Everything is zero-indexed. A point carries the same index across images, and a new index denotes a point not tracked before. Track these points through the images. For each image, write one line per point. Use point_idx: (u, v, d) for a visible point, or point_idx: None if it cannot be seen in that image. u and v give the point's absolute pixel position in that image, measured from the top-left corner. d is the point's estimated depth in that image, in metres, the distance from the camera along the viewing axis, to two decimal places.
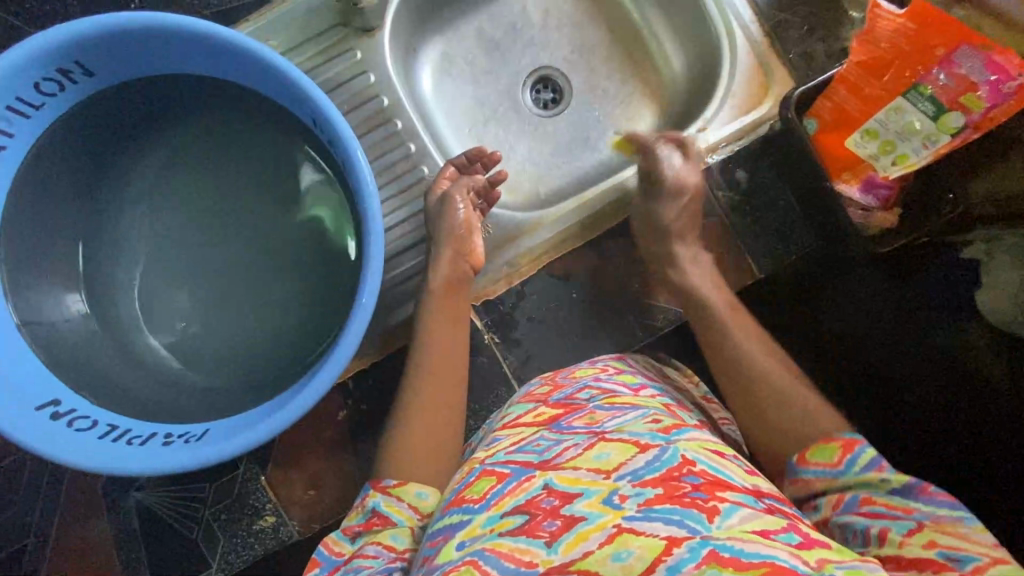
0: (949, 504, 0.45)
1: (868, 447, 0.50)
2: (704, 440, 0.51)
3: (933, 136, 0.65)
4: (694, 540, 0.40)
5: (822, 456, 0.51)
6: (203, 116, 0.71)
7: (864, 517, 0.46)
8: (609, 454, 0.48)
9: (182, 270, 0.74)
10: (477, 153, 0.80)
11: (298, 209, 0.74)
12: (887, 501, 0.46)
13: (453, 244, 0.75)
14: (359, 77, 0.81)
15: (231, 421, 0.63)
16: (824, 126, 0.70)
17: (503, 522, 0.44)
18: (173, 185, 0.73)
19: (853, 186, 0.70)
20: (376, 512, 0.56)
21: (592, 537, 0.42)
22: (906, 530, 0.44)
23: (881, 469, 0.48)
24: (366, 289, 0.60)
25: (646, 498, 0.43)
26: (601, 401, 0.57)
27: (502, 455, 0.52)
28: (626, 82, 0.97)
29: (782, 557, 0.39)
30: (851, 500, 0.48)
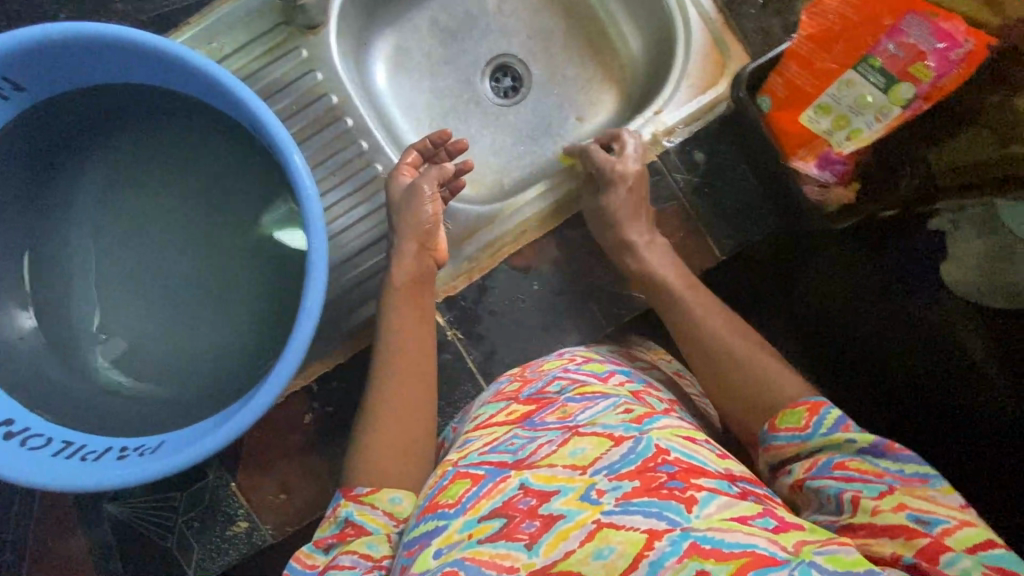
0: (917, 465, 0.44)
1: (834, 407, 0.49)
2: (676, 426, 0.50)
3: (885, 108, 0.64)
4: (675, 532, 0.39)
5: (791, 421, 0.50)
6: (144, 123, 0.71)
7: (836, 482, 0.45)
8: (584, 449, 0.46)
9: (138, 280, 0.73)
10: (440, 136, 0.78)
11: (252, 214, 0.74)
12: (857, 465, 0.45)
13: (418, 237, 0.74)
14: (307, 75, 0.80)
15: (187, 431, 0.62)
16: (778, 103, 0.69)
17: (481, 528, 0.43)
18: (123, 195, 0.73)
19: (810, 163, 0.69)
20: (348, 522, 0.56)
21: (572, 535, 0.41)
22: (876, 493, 0.43)
23: (847, 428, 0.47)
24: (310, 293, 0.59)
25: (623, 491, 0.42)
26: (572, 392, 0.55)
27: (476, 456, 0.50)
28: (587, 67, 0.95)
29: (761, 546, 0.38)
30: (823, 465, 0.46)
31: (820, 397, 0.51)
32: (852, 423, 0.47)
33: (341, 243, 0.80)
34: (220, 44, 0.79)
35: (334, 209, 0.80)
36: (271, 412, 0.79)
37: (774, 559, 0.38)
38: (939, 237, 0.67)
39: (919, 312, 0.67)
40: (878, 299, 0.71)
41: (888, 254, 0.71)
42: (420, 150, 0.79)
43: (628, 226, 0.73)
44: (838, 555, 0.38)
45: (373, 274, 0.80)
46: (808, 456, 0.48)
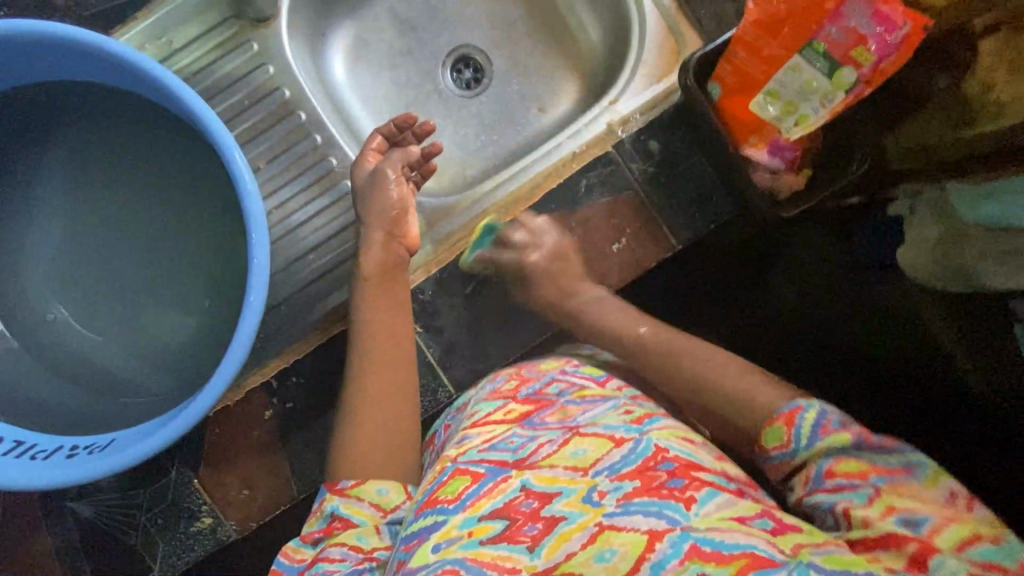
0: (899, 455, 0.43)
1: (807, 411, 0.45)
2: (675, 427, 0.50)
3: (830, 94, 0.64)
4: (675, 533, 0.39)
5: (773, 438, 0.46)
6: (94, 121, 0.72)
7: (828, 495, 0.42)
8: (586, 450, 0.47)
9: (97, 277, 0.74)
10: (404, 120, 0.76)
11: (208, 211, 0.75)
12: (845, 470, 0.43)
13: (384, 226, 0.74)
14: (259, 69, 0.80)
15: (137, 429, 0.63)
16: (727, 90, 0.69)
17: (482, 528, 0.42)
18: (80, 192, 0.73)
19: (761, 150, 0.69)
20: (336, 516, 0.55)
21: (574, 537, 0.41)
22: (865, 500, 0.41)
23: (826, 433, 0.44)
24: (252, 291, 0.61)
25: (624, 491, 0.42)
26: (572, 395, 0.55)
27: (476, 452, 0.49)
28: (548, 57, 0.94)
29: (760, 546, 0.38)
30: (815, 480, 0.43)
31: (792, 401, 0.47)
32: (829, 424, 0.44)
33: (298, 237, 0.80)
34: (171, 39, 0.79)
35: (291, 204, 0.80)
36: (231, 409, 0.79)
37: (772, 561, 0.37)
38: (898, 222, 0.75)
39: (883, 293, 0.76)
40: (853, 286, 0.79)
41: (855, 246, 0.79)
42: (386, 136, 0.77)
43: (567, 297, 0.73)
44: (836, 554, 0.38)
45: (331, 268, 0.80)
46: (800, 471, 0.45)
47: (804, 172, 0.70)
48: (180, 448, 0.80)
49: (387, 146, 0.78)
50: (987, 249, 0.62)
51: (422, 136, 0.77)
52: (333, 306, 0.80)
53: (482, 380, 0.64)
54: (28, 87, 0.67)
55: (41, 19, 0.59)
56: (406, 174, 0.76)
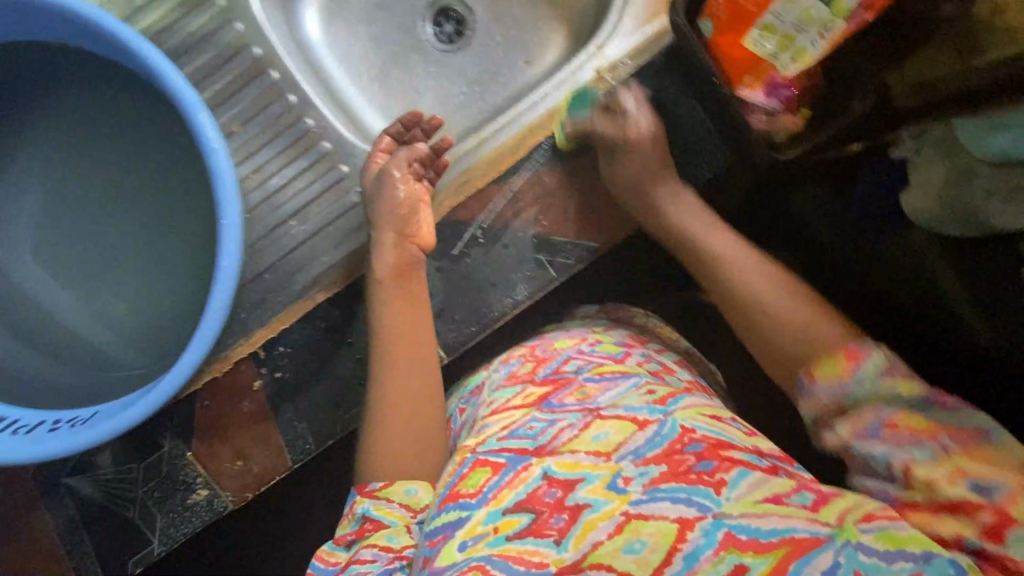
0: (971, 417, 0.44)
1: (873, 357, 0.48)
2: (700, 405, 0.50)
3: (829, 23, 0.59)
4: (707, 522, 0.40)
5: (831, 371, 0.49)
6: (65, 91, 0.71)
7: (887, 445, 0.44)
8: (608, 433, 0.47)
9: (74, 253, 0.72)
10: (412, 118, 0.78)
11: (183, 179, 0.72)
12: (908, 424, 0.44)
13: (395, 227, 0.72)
14: (226, 26, 0.76)
15: (117, 401, 0.62)
16: (720, 26, 0.64)
17: (508, 522, 0.43)
18: (51, 161, 0.72)
19: (756, 90, 0.65)
20: (367, 517, 0.55)
21: (600, 526, 0.42)
22: (930, 457, 0.42)
23: (891, 379, 0.47)
24: (225, 256, 0.61)
25: (650, 477, 0.43)
26: (590, 372, 0.55)
27: (495, 441, 0.49)
28: (533, 5, 0.89)
29: (800, 529, 0.39)
30: (871, 424, 0.45)
31: (861, 345, 0.50)
32: (894, 374, 0.47)
33: (278, 204, 0.78)
34: None
35: (268, 168, 0.77)
36: (218, 380, 0.78)
37: (816, 541, 0.39)
38: (903, 167, 0.68)
39: (879, 240, 0.71)
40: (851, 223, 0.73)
41: (854, 203, 0.73)
42: (394, 136, 0.78)
43: (648, 184, 0.70)
44: (889, 531, 0.39)
45: (314, 234, 0.78)
46: (850, 410, 0.47)
47: (801, 112, 0.66)
48: (173, 421, 0.79)
49: (395, 145, 0.78)
50: (994, 186, 0.59)
51: (429, 133, 0.77)
52: (318, 272, 0.78)
53: (495, 363, 0.63)
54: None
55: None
56: (414, 172, 0.75)
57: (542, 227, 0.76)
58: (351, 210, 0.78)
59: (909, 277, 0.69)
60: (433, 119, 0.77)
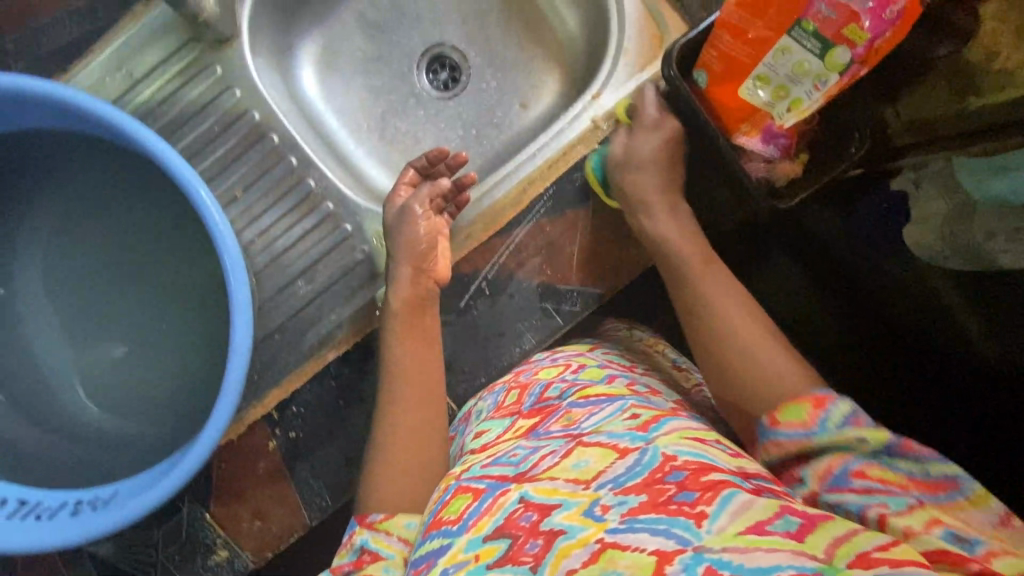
0: (943, 468, 0.42)
1: (840, 401, 0.46)
2: (683, 428, 0.47)
3: (823, 76, 0.59)
4: (687, 555, 0.35)
5: (794, 415, 0.47)
6: (66, 172, 0.71)
7: (857, 496, 0.42)
8: (588, 462, 0.44)
9: (84, 329, 0.73)
10: (438, 153, 0.76)
11: (190, 249, 0.73)
12: (878, 474, 0.42)
13: (413, 260, 0.73)
14: (224, 93, 0.76)
15: (139, 480, 0.62)
16: (714, 78, 0.65)
17: (488, 549, 0.40)
18: (62, 237, 0.73)
19: (753, 138, 0.66)
20: (365, 549, 0.53)
21: (574, 553, 0.38)
22: (904, 507, 0.40)
23: (857, 426, 0.44)
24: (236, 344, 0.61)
25: (630, 506, 0.39)
26: (575, 398, 0.54)
27: (478, 469, 0.49)
28: (525, 48, 0.90)
29: (787, 565, 0.34)
30: (839, 471, 0.43)
31: (826, 390, 0.48)
32: (861, 420, 0.45)
33: (284, 265, 0.78)
34: (130, 71, 0.75)
35: (275, 230, 0.78)
36: (233, 442, 0.79)
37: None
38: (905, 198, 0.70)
39: (884, 265, 0.73)
40: (852, 253, 0.75)
41: (855, 222, 0.74)
42: (419, 169, 0.78)
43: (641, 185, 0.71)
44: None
45: (320, 293, 0.78)
46: (815, 458, 0.45)
47: (800, 158, 0.67)
48: (190, 485, 0.80)
49: (419, 178, 0.79)
50: (995, 226, 0.61)
51: (454, 168, 0.77)
52: (327, 330, 0.78)
53: (484, 392, 0.67)
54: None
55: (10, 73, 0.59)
56: (436, 207, 0.76)
57: (548, 276, 0.77)
58: (357, 267, 0.79)
59: (920, 298, 0.71)
60: (459, 155, 0.76)
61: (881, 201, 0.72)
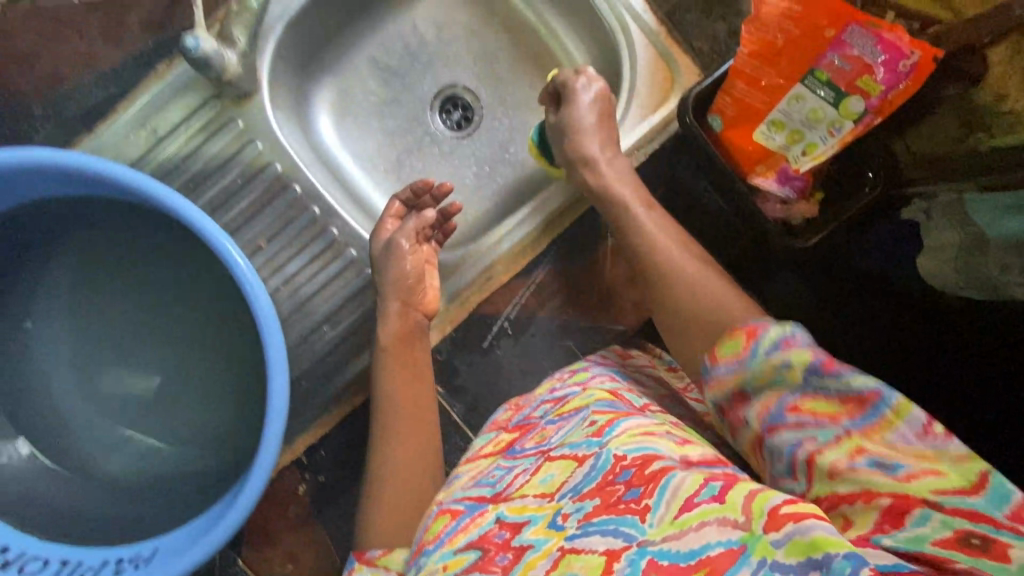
0: (865, 379, 0.37)
1: (771, 328, 0.42)
2: (636, 426, 0.47)
3: (837, 123, 0.61)
4: (632, 551, 0.37)
5: (729, 349, 0.43)
6: (93, 230, 0.73)
7: (791, 434, 0.40)
8: (553, 475, 0.46)
9: (118, 383, 0.74)
10: (423, 185, 0.74)
11: (218, 300, 0.75)
12: (810, 407, 0.39)
13: (400, 296, 0.72)
14: (247, 146, 0.78)
15: (178, 536, 0.63)
16: (728, 122, 0.67)
17: (458, 560, 0.44)
18: (91, 295, 0.74)
19: (769, 179, 0.67)
20: None
21: (540, 564, 0.40)
22: (830, 439, 0.37)
23: (787, 353, 0.40)
24: (272, 409, 0.59)
25: (585, 512, 0.41)
26: (552, 415, 0.56)
27: (461, 491, 0.51)
28: (536, 87, 0.91)
29: (713, 543, 0.35)
30: (773, 408, 0.41)
31: (760, 318, 0.44)
32: (792, 342, 0.41)
33: (310, 312, 0.79)
34: (154, 127, 0.76)
35: (300, 278, 0.79)
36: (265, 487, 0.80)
37: (730, 552, 0.34)
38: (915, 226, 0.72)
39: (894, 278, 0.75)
40: (861, 265, 0.78)
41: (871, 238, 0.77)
42: (404, 200, 0.76)
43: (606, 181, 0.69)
44: (796, 538, 0.32)
45: (346, 338, 0.79)
46: (753, 396, 0.42)
47: (815, 198, 0.69)
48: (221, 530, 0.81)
49: (406, 210, 0.76)
50: (1010, 260, 0.60)
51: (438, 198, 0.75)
52: (354, 375, 0.79)
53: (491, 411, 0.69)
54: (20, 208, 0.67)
55: (24, 145, 0.59)
56: (422, 237, 0.74)
57: (568, 315, 0.80)
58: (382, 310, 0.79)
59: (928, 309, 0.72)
60: (444, 185, 0.73)
61: (895, 223, 0.75)
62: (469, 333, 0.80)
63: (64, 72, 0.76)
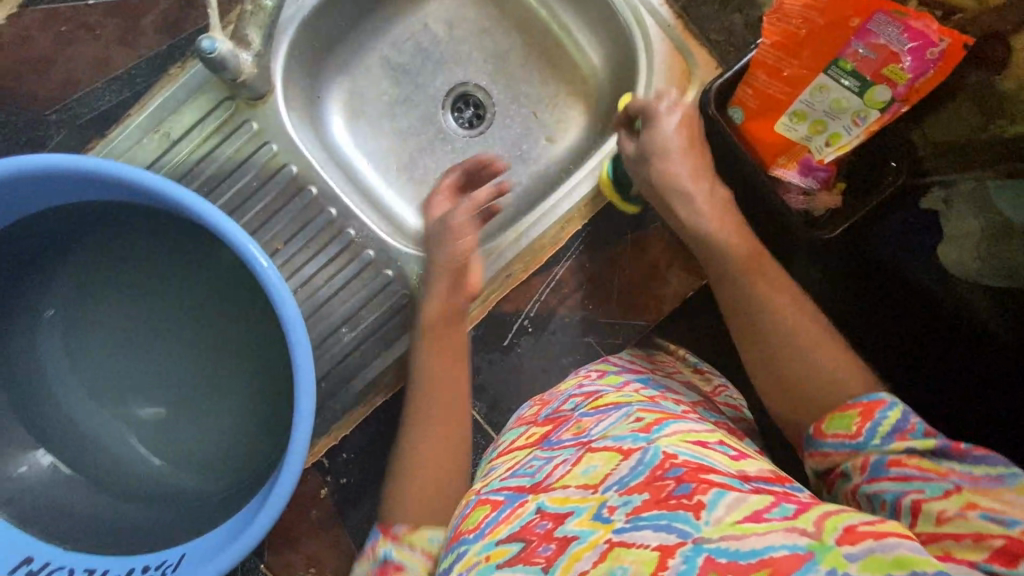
0: (989, 465, 0.37)
1: (890, 408, 0.41)
2: (687, 431, 0.46)
3: (862, 112, 0.61)
4: (688, 547, 0.36)
5: (840, 424, 0.43)
6: (109, 237, 0.72)
7: (894, 484, 0.38)
8: (596, 466, 0.44)
9: (139, 388, 0.74)
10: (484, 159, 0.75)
11: (238, 305, 0.75)
12: (918, 463, 0.38)
13: (451, 273, 0.69)
14: (262, 148, 0.77)
15: (204, 542, 0.63)
16: (750, 114, 0.66)
17: (500, 551, 0.42)
18: (110, 301, 0.74)
19: (791, 170, 0.66)
20: (388, 561, 0.52)
21: (585, 556, 0.39)
22: (940, 493, 0.36)
23: (904, 439, 0.40)
24: (300, 413, 0.58)
25: (633, 506, 0.40)
26: (586, 407, 0.55)
27: (497, 482, 0.50)
28: (549, 84, 0.91)
29: (779, 545, 0.34)
30: (877, 462, 0.40)
31: (875, 393, 0.44)
32: (912, 426, 0.40)
33: (328, 314, 0.78)
34: (168, 130, 0.75)
35: (318, 280, 0.78)
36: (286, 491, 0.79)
37: (797, 557, 0.33)
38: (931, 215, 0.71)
39: (916, 274, 0.72)
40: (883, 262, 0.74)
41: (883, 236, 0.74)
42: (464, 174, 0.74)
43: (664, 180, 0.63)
44: (876, 554, 0.32)
45: (365, 340, 0.78)
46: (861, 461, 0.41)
47: (837, 189, 0.68)
48: None
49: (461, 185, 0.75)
50: None
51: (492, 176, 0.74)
52: (373, 376, 0.79)
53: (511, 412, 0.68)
54: (37, 215, 0.66)
55: (40, 150, 0.58)
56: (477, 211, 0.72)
57: (588, 311, 0.80)
58: (401, 310, 0.78)
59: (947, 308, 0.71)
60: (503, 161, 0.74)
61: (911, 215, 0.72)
62: (489, 330, 0.80)
63: (77, 77, 0.75)
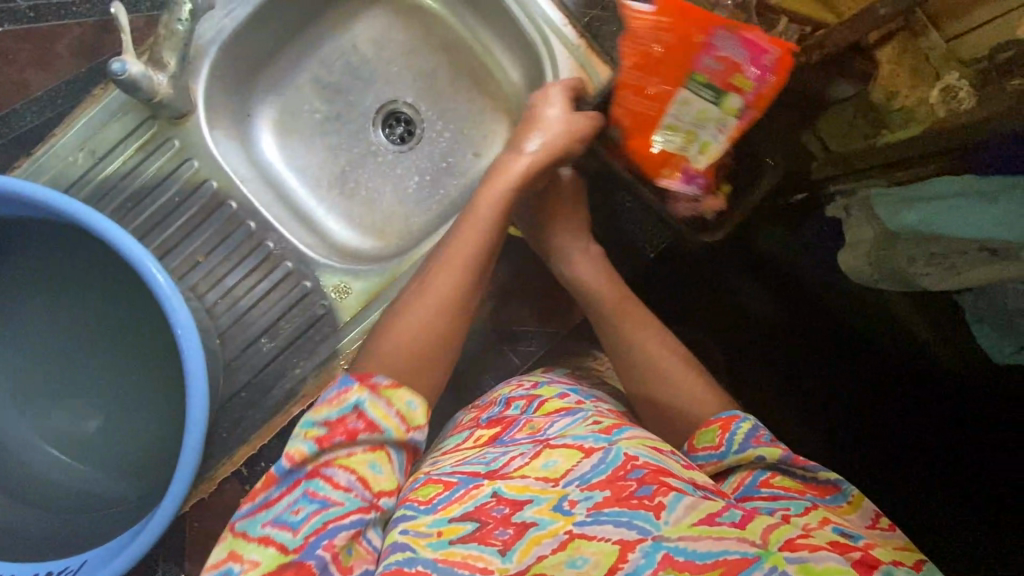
0: (827, 475, 0.48)
1: (741, 424, 0.52)
2: (645, 437, 0.49)
3: (723, 120, 0.65)
4: (648, 543, 0.40)
5: (708, 441, 0.53)
6: (29, 251, 0.74)
7: (765, 501, 0.46)
8: (556, 461, 0.46)
9: (59, 398, 0.76)
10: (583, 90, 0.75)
11: (155, 316, 0.76)
12: (782, 482, 0.48)
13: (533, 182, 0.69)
14: (184, 164, 0.80)
15: (106, 548, 0.64)
16: (627, 131, 0.69)
17: (453, 528, 0.44)
18: (31, 313, 0.76)
19: (675, 178, 0.69)
20: (358, 413, 0.50)
21: (545, 542, 0.41)
22: (802, 509, 0.45)
23: (757, 447, 0.50)
24: (191, 419, 0.61)
25: (595, 501, 0.42)
26: (534, 412, 0.58)
27: (450, 466, 0.51)
28: (474, 100, 0.94)
29: (732, 550, 0.39)
30: (752, 479, 0.49)
31: (730, 412, 0.55)
32: (759, 437, 0.51)
33: (250, 325, 0.80)
34: (92, 148, 0.78)
35: (241, 292, 0.81)
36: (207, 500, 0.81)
37: (745, 560, 0.38)
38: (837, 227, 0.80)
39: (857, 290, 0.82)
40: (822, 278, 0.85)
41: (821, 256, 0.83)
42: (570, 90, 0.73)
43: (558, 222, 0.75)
44: (809, 563, 0.38)
45: (284, 350, 0.80)
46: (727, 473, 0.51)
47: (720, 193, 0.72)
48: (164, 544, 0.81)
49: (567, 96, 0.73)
50: (914, 252, 0.66)
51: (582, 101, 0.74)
52: (291, 386, 0.79)
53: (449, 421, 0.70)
54: None
55: None
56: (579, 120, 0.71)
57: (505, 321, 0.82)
58: (321, 320, 0.80)
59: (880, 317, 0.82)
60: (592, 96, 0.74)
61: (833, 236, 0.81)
62: None
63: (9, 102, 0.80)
